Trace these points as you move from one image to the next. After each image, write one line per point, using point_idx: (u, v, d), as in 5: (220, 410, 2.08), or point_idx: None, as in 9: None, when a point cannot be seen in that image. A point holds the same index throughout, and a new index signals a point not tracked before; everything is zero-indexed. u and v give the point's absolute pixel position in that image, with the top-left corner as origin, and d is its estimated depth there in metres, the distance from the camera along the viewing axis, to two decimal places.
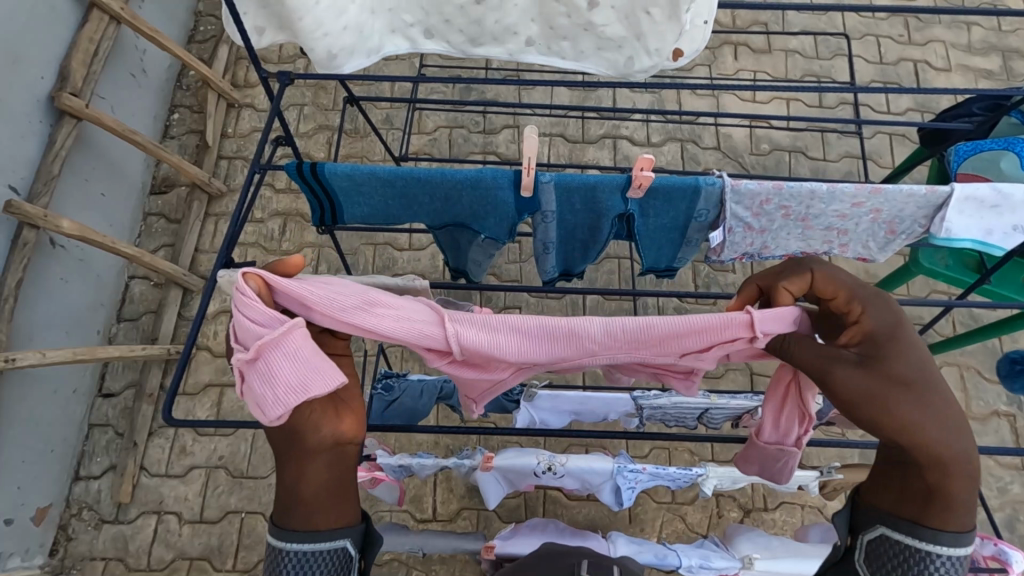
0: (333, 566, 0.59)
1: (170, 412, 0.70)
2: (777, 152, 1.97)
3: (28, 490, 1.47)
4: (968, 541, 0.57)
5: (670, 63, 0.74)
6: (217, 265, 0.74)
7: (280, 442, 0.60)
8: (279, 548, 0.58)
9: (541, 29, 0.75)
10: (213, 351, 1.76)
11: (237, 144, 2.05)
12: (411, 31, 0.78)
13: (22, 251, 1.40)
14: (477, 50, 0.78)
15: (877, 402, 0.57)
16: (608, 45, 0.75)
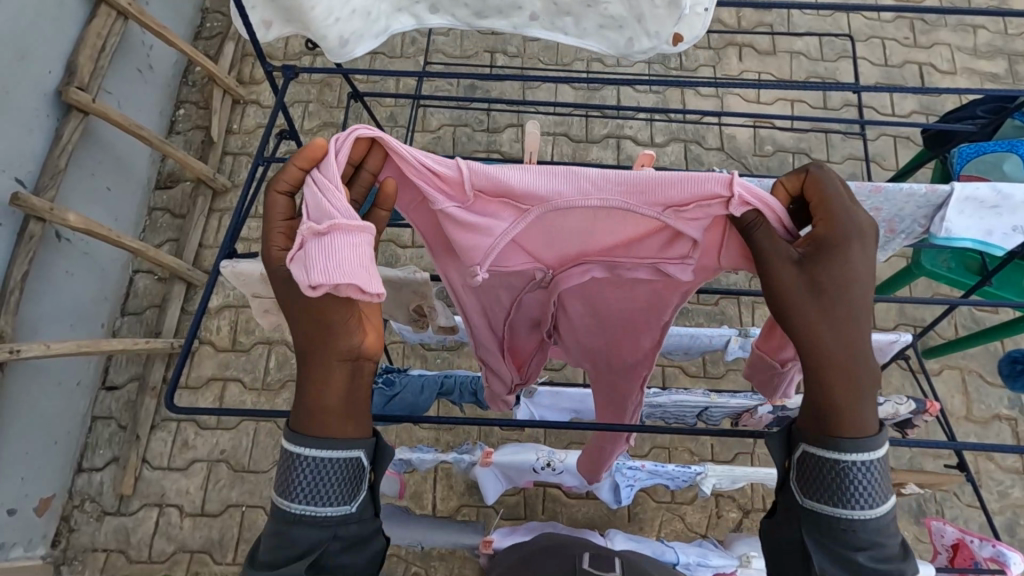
0: (346, 478, 0.59)
1: (173, 401, 0.70)
2: (780, 154, 1.97)
3: (31, 482, 1.48)
4: (878, 454, 0.57)
5: (670, 46, 0.73)
6: (220, 258, 0.75)
7: (309, 346, 0.61)
8: (294, 450, 0.59)
9: (545, 5, 0.75)
10: (216, 345, 1.77)
11: (242, 140, 2.06)
12: (416, 8, 0.78)
13: (29, 244, 1.41)
14: (482, 23, 0.78)
15: (796, 299, 0.59)
16: (610, 24, 0.75)
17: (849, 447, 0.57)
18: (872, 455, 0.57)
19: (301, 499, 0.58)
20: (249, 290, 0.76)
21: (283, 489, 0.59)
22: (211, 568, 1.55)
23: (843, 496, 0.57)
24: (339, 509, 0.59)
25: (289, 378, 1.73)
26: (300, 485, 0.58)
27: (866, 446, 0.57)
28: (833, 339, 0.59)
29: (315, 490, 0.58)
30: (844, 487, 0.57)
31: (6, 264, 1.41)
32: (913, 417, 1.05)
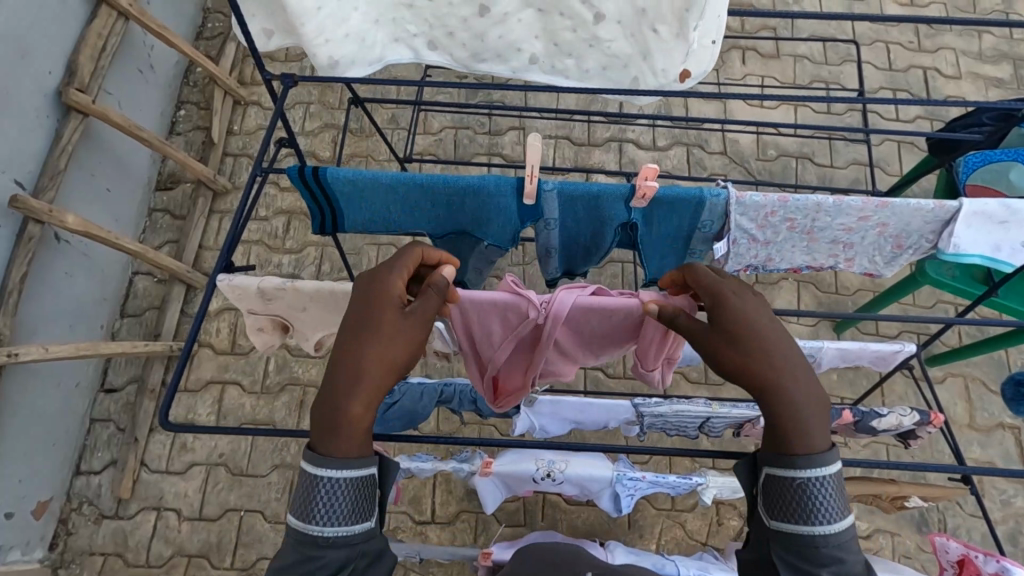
0: (360, 499, 0.61)
1: (166, 417, 0.73)
2: (783, 158, 1.96)
3: (29, 484, 1.47)
4: (830, 468, 0.59)
5: (678, 83, 0.75)
6: (216, 269, 0.74)
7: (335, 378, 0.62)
8: (311, 470, 0.60)
9: (546, 46, 0.75)
10: (216, 348, 1.76)
11: (242, 141, 2.05)
12: (415, 42, 0.77)
13: (28, 245, 1.41)
14: (480, 65, 0.77)
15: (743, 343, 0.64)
16: (614, 63, 0.75)
17: (808, 463, 0.59)
18: (829, 469, 0.59)
19: (320, 520, 0.59)
20: (246, 301, 0.75)
21: (301, 513, 0.60)
22: (209, 571, 1.54)
23: (808, 514, 0.59)
24: (357, 529, 0.61)
25: (289, 381, 1.72)
26: (317, 510, 0.60)
27: (821, 460, 0.59)
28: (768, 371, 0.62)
29: (330, 508, 0.60)
30: (809, 504, 0.59)
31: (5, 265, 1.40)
32: (917, 429, 1.04)
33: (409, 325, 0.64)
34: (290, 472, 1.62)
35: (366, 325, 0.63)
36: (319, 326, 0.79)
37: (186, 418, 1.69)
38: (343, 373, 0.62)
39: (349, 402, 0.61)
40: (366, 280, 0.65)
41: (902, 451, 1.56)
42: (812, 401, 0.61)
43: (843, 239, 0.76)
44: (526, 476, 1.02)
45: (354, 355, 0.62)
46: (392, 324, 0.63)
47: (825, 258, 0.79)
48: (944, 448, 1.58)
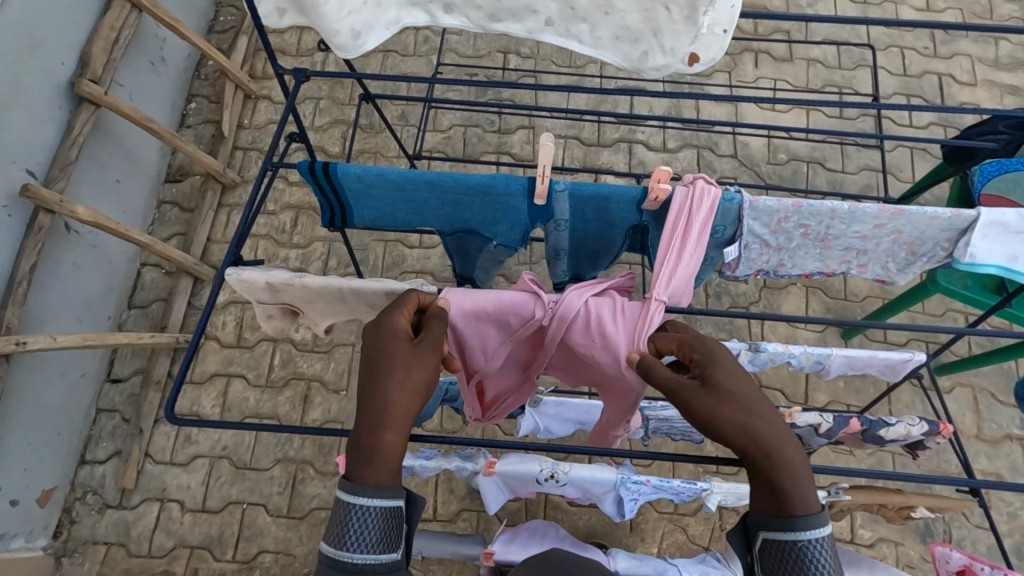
0: (389, 530, 0.61)
1: (173, 410, 0.74)
2: (794, 163, 1.94)
3: (34, 473, 1.48)
4: (824, 527, 0.59)
5: (686, 65, 0.73)
6: (226, 263, 0.74)
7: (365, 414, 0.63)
8: (343, 500, 0.60)
9: (561, 9, 0.72)
10: (221, 341, 1.76)
11: (252, 135, 2.06)
12: (431, 6, 0.75)
13: (37, 235, 1.41)
14: (495, 25, 0.74)
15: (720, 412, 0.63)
16: (626, 35, 0.72)
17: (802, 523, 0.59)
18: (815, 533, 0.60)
19: (349, 551, 0.59)
20: (255, 295, 0.75)
21: (333, 539, 0.60)
22: (210, 564, 1.55)
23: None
24: (384, 559, 0.60)
25: (293, 376, 1.73)
26: (348, 539, 0.59)
27: (816, 521, 0.59)
28: (763, 429, 0.62)
29: (358, 538, 0.59)
30: (808, 566, 0.58)
31: (14, 255, 1.41)
32: (925, 439, 1.03)
33: (418, 361, 0.66)
34: (293, 467, 1.62)
35: (380, 363, 0.65)
36: (327, 322, 0.79)
37: (191, 410, 1.69)
38: (374, 408, 0.63)
39: (382, 432, 0.62)
40: (371, 338, 0.67)
41: (908, 460, 1.55)
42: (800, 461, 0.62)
43: (856, 245, 0.75)
44: (528, 478, 1.01)
45: (382, 394, 0.64)
46: (407, 357, 0.66)
47: (837, 263, 0.78)
48: (951, 458, 1.56)
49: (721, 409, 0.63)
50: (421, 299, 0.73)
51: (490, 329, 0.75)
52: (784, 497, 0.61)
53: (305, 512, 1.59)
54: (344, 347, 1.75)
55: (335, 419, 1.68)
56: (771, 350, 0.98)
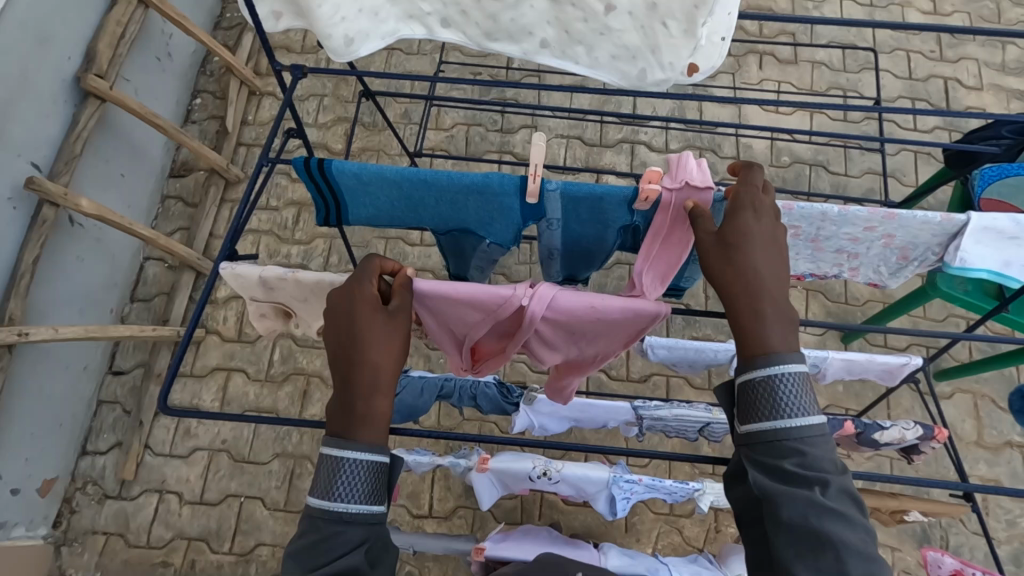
0: (379, 481, 0.62)
1: (166, 403, 0.75)
2: (797, 165, 1.93)
3: (36, 463, 1.50)
4: (793, 363, 0.60)
5: (687, 77, 0.73)
6: (221, 258, 0.75)
7: (350, 382, 0.64)
8: (328, 455, 0.61)
9: (557, 31, 0.73)
10: (222, 335, 1.78)
11: (256, 131, 2.07)
12: (428, 19, 0.75)
13: (42, 228, 1.43)
14: (492, 46, 0.75)
15: (712, 258, 0.64)
16: (623, 54, 0.73)
17: (765, 362, 0.60)
18: (793, 368, 0.60)
19: (340, 503, 0.60)
20: (250, 289, 0.75)
21: (322, 492, 0.61)
22: (207, 556, 1.56)
23: (774, 408, 0.60)
24: (374, 509, 0.61)
25: (293, 372, 1.74)
26: (337, 492, 0.60)
27: (779, 358, 0.60)
28: (748, 279, 0.62)
29: (346, 490, 0.60)
30: (775, 399, 0.60)
31: (18, 247, 1.42)
32: (920, 443, 1.02)
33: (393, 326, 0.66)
34: (291, 461, 1.63)
35: (358, 330, 0.65)
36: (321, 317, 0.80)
37: (192, 403, 1.71)
38: (361, 375, 0.64)
39: (373, 396, 0.63)
40: (343, 311, 0.66)
41: (906, 465, 1.54)
42: (776, 311, 0.62)
43: (848, 248, 0.75)
44: (522, 474, 1.02)
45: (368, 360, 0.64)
46: (388, 324, 0.65)
47: (829, 265, 0.79)
48: (950, 464, 1.55)
49: (716, 257, 0.64)
50: (382, 265, 0.69)
51: (463, 309, 0.72)
52: (752, 338, 0.62)
53: (303, 507, 1.60)
54: None
55: None
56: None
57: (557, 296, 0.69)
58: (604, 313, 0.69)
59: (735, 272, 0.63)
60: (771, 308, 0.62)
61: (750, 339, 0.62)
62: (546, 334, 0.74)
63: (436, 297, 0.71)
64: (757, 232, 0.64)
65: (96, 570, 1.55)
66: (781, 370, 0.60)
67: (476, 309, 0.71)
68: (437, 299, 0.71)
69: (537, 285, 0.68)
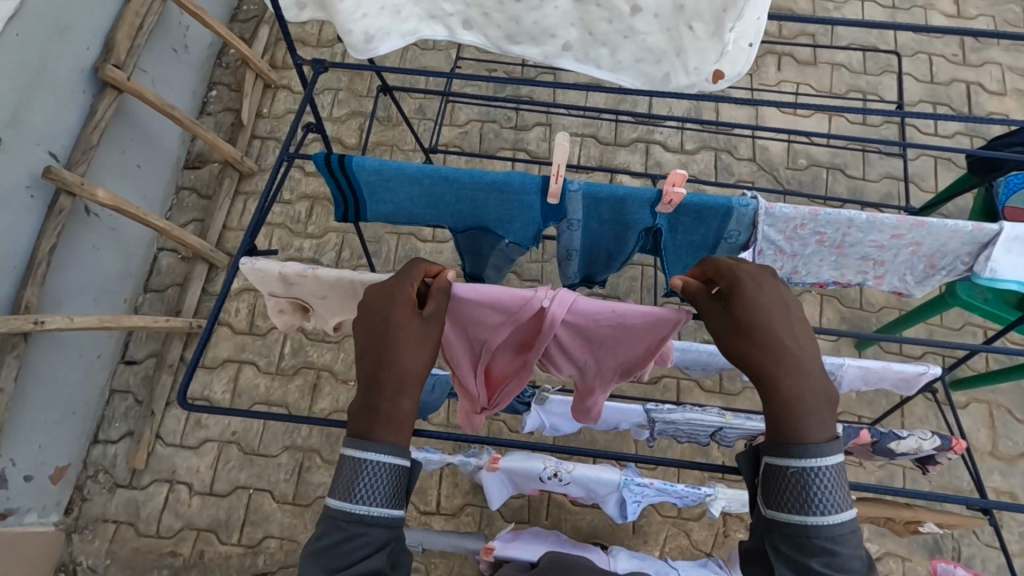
0: (399, 485, 0.62)
1: (184, 397, 0.75)
2: (814, 168, 1.91)
3: (49, 450, 1.52)
4: (829, 456, 0.59)
5: (711, 83, 0.73)
6: (240, 253, 0.75)
7: (376, 383, 0.63)
8: (352, 455, 0.61)
9: (580, 33, 0.72)
10: (234, 327, 1.78)
11: (271, 124, 2.07)
12: (450, 20, 0.75)
13: (58, 217, 1.44)
14: (513, 48, 0.74)
15: (737, 343, 0.63)
16: (646, 57, 0.72)
17: (805, 451, 0.59)
18: (832, 460, 0.59)
19: (362, 504, 0.60)
20: (268, 285, 0.75)
21: (343, 493, 0.60)
22: (215, 547, 1.57)
23: (806, 503, 0.59)
24: (393, 513, 0.61)
25: (304, 366, 1.74)
26: (360, 492, 0.60)
27: (821, 452, 0.59)
28: (783, 369, 0.61)
29: (369, 491, 0.60)
30: (808, 495, 0.59)
31: (35, 235, 1.43)
32: (936, 453, 1.01)
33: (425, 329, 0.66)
34: (300, 454, 1.64)
35: (390, 331, 0.64)
36: (337, 314, 0.79)
37: (202, 394, 1.72)
38: (385, 375, 0.63)
39: (398, 395, 0.63)
40: (376, 311, 0.66)
41: (919, 474, 1.52)
42: (814, 401, 0.60)
43: (874, 255, 0.74)
44: (530, 474, 1.01)
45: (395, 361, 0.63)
46: (417, 327, 0.65)
47: (853, 275, 0.78)
48: (964, 474, 1.53)
49: (741, 340, 0.63)
50: (428, 269, 0.69)
51: (480, 312, 0.71)
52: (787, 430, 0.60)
53: (311, 500, 1.60)
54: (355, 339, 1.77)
55: (342, 409, 1.69)
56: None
57: (579, 300, 0.68)
58: (624, 319, 0.69)
59: (766, 356, 0.61)
60: (805, 382, 0.61)
61: (786, 433, 0.60)
62: (565, 339, 0.74)
63: (455, 299, 0.70)
64: (768, 303, 0.63)
65: (106, 557, 1.57)
66: (818, 462, 0.59)
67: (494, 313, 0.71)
68: (455, 303, 0.71)
69: (558, 287, 0.68)
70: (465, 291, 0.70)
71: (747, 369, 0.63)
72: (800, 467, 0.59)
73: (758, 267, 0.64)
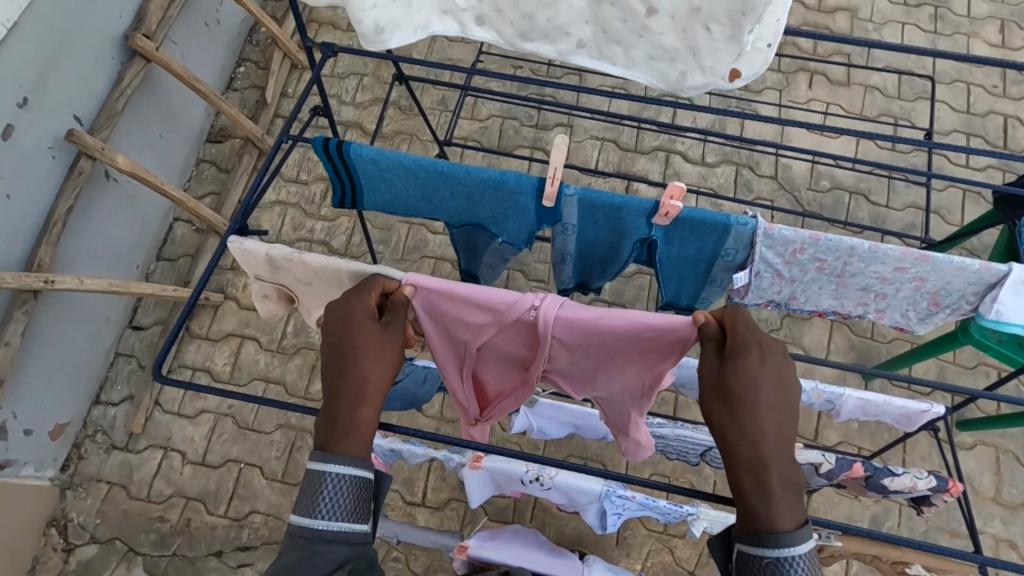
0: (359, 501, 0.61)
1: (159, 369, 0.76)
2: (836, 191, 1.87)
3: (51, 407, 1.55)
4: (798, 545, 0.57)
5: (727, 82, 0.70)
6: (229, 232, 0.75)
7: (337, 393, 0.63)
8: (313, 472, 0.60)
9: (594, 31, 0.71)
10: (240, 302, 1.80)
11: (294, 104, 2.09)
12: (463, 15, 0.74)
13: (78, 179, 1.46)
14: (526, 45, 0.73)
15: (711, 402, 0.62)
16: (661, 55, 0.70)
17: (772, 543, 0.57)
18: (802, 548, 0.57)
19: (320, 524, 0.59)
20: (258, 266, 0.75)
21: (305, 506, 0.60)
22: (203, 517, 1.59)
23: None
24: (355, 530, 0.61)
25: (304, 347, 1.76)
26: (318, 512, 0.59)
27: (787, 540, 0.56)
28: (749, 439, 0.59)
29: (328, 509, 0.60)
30: None
31: (54, 196, 1.46)
32: (932, 495, 0.98)
33: (386, 336, 0.66)
34: (293, 433, 1.65)
35: (349, 339, 0.64)
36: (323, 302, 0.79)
37: (203, 366, 1.74)
38: (348, 383, 0.63)
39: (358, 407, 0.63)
40: (338, 321, 0.65)
41: (916, 514, 1.48)
42: (784, 482, 0.58)
43: (875, 288, 0.72)
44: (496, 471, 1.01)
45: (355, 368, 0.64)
46: (377, 335, 0.65)
47: (853, 304, 0.75)
48: (962, 518, 1.49)
49: (714, 402, 0.62)
50: (386, 283, 0.70)
51: (469, 311, 0.70)
52: (754, 507, 0.58)
53: (299, 480, 1.62)
54: None
55: None
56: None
57: (565, 302, 0.67)
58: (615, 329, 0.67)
59: (738, 423, 0.60)
60: (787, 486, 0.59)
61: (754, 514, 0.58)
62: (552, 345, 0.72)
63: (439, 293, 0.70)
64: (762, 373, 0.61)
65: (97, 516, 1.60)
66: (789, 551, 0.57)
67: (481, 312, 0.70)
68: (441, 300, 0.70)
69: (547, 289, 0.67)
70: (452, 287, 0.69)
71: (718, 440, 0.62)
72: (774, 557, 0.57)
73: (765, 341, 0.62)
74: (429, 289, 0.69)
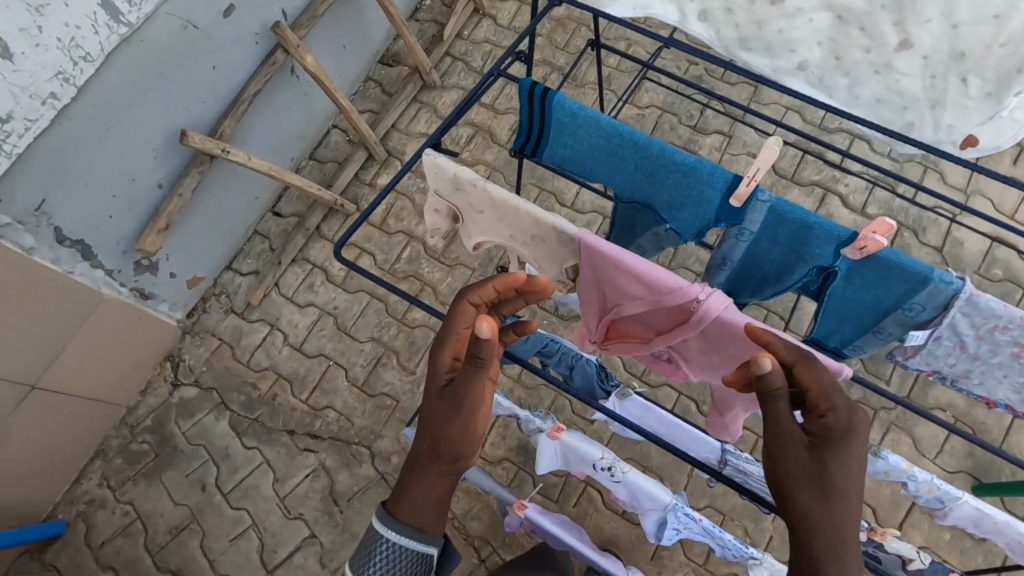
0: (411, 567, 0.68)
1: (338, 248, 0.90)
2: (1010, 284, 1.66)
3: (195, 261, 1.75)
4: None
5: (957, 147, 0.75)
6: (424, 145, 0.80)
7: (415, 463, 0.70)
8: (372, 536, 0.68)
9: (822, 59, 0.80)
10: (368, 217, 1.93)
11: (466, 47, 2.16)
12: (689, 10, 0.84)
13: (270, 68, 1.60)
14: (743, 53, 0.82)
15: (793, 475, 0.59)
16: (891, 100, 0.77)
17: None
18: None
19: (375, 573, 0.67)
20: (434, 183, 0.80)
21: (360, 560, 0.68)
22: (287, 396, 1.74)
23: None
24: None
25: (413, 275, 1.85)
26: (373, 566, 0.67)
27: None
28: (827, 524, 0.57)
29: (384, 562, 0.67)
30: None
31: (248, 77, 1.61)
32: None
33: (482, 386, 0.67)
34: (382, 349, 1.76)
35: (450, 377, 0.68)
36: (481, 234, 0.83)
37: (322, 264, 1.88)
38: (431, 436, 0.69)
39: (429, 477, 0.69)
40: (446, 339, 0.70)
41: None
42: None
43: None
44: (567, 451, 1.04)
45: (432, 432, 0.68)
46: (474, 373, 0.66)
47: None
48: None
49: (798, 478, 0.59)
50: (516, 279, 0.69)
51: (631, 283, 0.70)
52: None
53: (375, 393, 1.72)
54: (466, 269, 1.85)
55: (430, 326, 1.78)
56: (885, 461, 0.91)
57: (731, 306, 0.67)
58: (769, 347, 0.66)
59: (815, 505, 0.57)
60: (849, 549, 0.57)
61: None
62: (699, 338, 0.72)
63: (607, 258, 0.70)
64: (848, 461, 0.59)
65: (204, 365, 1.79)
66: None
67: (643, 287, 0.70)
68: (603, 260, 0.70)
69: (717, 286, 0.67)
70: (618, 252, 0.69)
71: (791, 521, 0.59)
72: None
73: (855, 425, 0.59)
74: (599, 250, 0.70)
